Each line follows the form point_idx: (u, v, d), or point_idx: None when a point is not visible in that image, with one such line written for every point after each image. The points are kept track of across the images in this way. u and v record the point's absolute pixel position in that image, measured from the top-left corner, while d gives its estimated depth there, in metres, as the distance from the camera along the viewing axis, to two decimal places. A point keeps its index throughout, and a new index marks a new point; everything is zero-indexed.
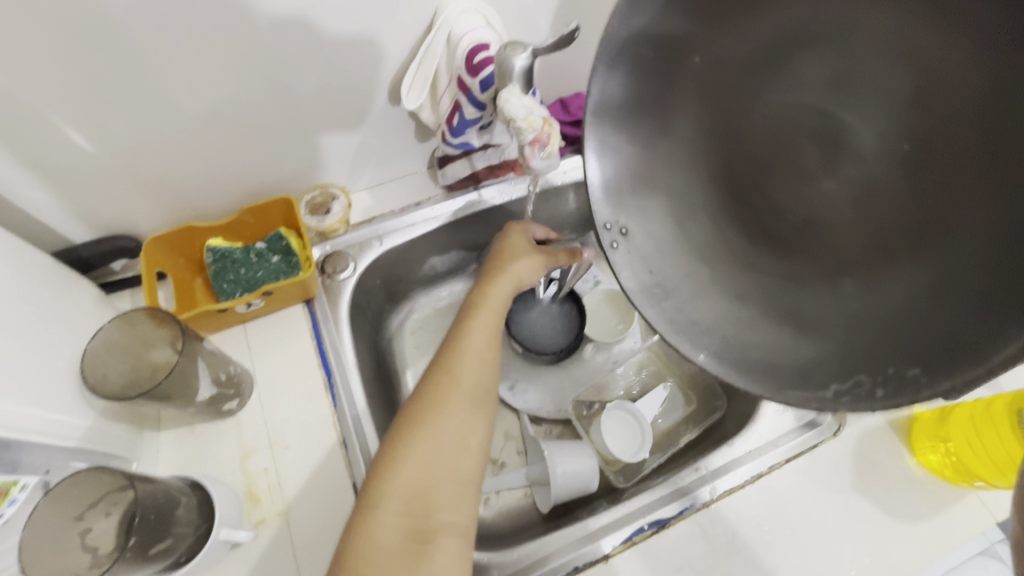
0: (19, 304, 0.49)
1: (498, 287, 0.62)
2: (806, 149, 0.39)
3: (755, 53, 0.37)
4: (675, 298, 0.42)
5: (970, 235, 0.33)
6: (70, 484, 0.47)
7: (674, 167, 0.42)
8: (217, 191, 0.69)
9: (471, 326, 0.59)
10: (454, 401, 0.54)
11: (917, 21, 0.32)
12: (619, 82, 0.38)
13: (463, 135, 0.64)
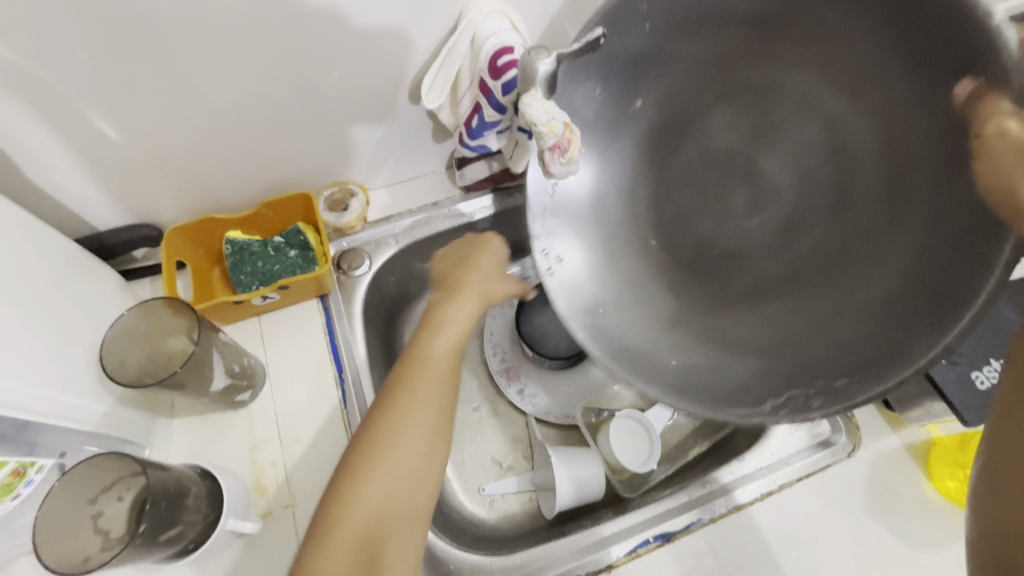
0: (44, 289, 0.51)
1: (461, 297, 0.58)
2: (726, 189, 0.42)
3: (674, 101, 0.43)
4: (609, 324, 0.44)
5: (879, 268, 0.38)
6: (85, 468, 0.48)
7: (604, 202, 0.45)
8: (239, 184, 0.70)
9: (434, 338, 0.56)
10: (403, 430, 0.51)
11: (832, 81, 0.38)
12: (551, 113, 0.43)
13: (481, 137, 0.64)
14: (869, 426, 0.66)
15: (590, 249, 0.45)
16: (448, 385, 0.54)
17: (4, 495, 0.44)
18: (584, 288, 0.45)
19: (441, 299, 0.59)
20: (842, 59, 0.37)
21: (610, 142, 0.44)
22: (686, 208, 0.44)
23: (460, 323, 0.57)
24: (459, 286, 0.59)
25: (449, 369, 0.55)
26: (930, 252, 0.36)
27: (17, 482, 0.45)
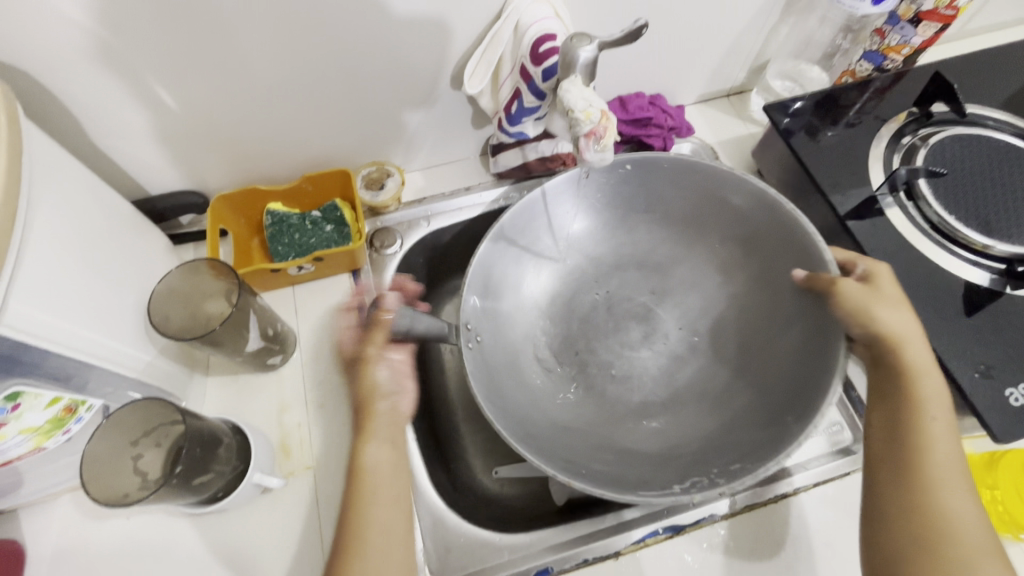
0: (101, 242, 0.54)
1: (383, 405, 0.54)
2: (625, 325, 0.68)
3: (596, 262, 0.70)
4: (509, 401, 0.60)
5: (726, 402, 0.61)
6: (127, 410, 0.52)
7: (531, 315, 0.68)
8: (282, 158, 0.73)
9: (364, 449, 0.52)
10: (374, 432, 0.53)
11: (682, 265, 0.68)
12: (499, 241, 0.63)
13: (520, 123, 0.64)
14: None
15: (536, 353, 0.66)
16: (394, 486, 0.52)
17: (54, 429, 0.49)
18: (518, 383, 0.63)
19: (361, 418, 0.54)
20: (695, 257, 0.68)
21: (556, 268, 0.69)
22: (592, 335, 0.68)
23: (389, 438, 0.53)
24: (373, 401, 0.54)
25: (390, 469, 0.53)
26: (762, 384, 0.60)
27: (68, 419, 0.50)
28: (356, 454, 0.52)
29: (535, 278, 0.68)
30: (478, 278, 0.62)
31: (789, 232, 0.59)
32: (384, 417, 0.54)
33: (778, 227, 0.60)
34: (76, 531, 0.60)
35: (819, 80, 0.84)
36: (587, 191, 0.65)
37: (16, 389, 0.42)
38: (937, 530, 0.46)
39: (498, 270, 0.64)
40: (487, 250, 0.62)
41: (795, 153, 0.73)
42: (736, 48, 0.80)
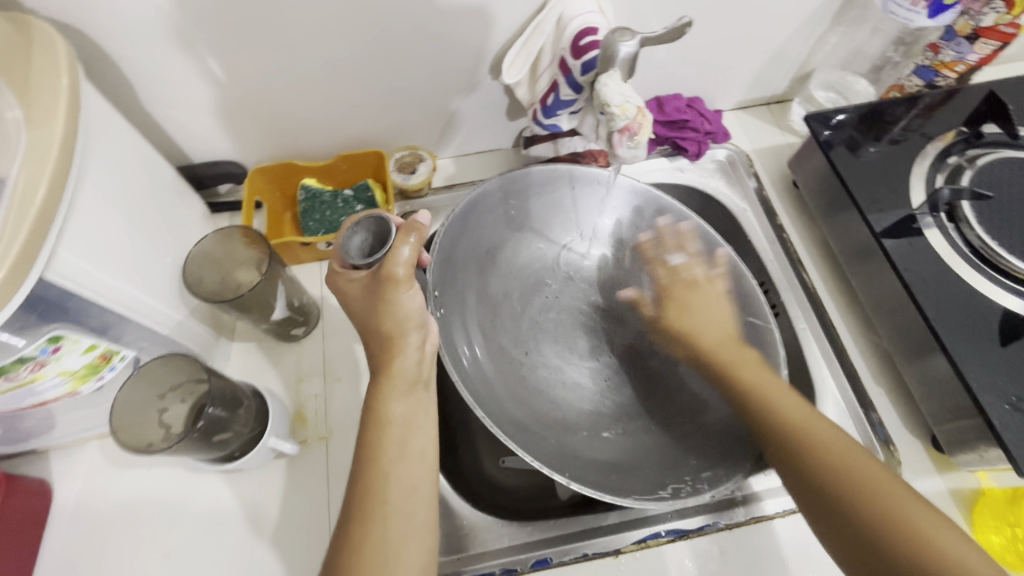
0: (145, 203, 0.56)
1: (411, 339, 0.48)
2: (569, 334, 0.71)
3: (532, 270, 0.73)
4: (471, 386, 0.60)
5: (664, 418, 0.65)
6: (156, 364, 0.54)
7: (479, 303, 0.68)
8: (320, 136, 0.75)
9: (387, 392, 0.47)
10: (403, 376, 0.48)
11: (612, 281, 0.74)
12: (459, 219, 0.64)
13: (554, 116, 0.64)
14: (912, 463, 0.63)
15: (491, 349, 0.66)
16: (420, 440, 0.48)
17: (89, 374, 0.51)
18: (475, 375, 0.62)
19: (383, 357, 0.48)
20: (625, 276, 0.73)
21: (509, 264, 0.72)
22: (542, 339, 0.70)
23: (414, 384, 0.49)
24: (401, 333, 0.48)
25: (420, 416, 0.49)
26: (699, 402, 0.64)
27: (103, 366, 0.52)
28: (378, 401, 0.47)
29: (495, 274, 0.70)
30: (444, 255, 0.62)
31: (710, 245, 0.68)
32: (405, 362, 0.48)
33: (701, 245, 0.69)
34: (101, 476, 0.63)
35: (865, 93, 0.82)
36: (538, 194, 0.71)
37: (55, 333, 0.44)
38: (870, 487, 0.46)
39: (453, 250, 0.64)
40: (453, 227, 0.63)
41: (833, 165, 0.71)
42: (781, 55, 0.79)
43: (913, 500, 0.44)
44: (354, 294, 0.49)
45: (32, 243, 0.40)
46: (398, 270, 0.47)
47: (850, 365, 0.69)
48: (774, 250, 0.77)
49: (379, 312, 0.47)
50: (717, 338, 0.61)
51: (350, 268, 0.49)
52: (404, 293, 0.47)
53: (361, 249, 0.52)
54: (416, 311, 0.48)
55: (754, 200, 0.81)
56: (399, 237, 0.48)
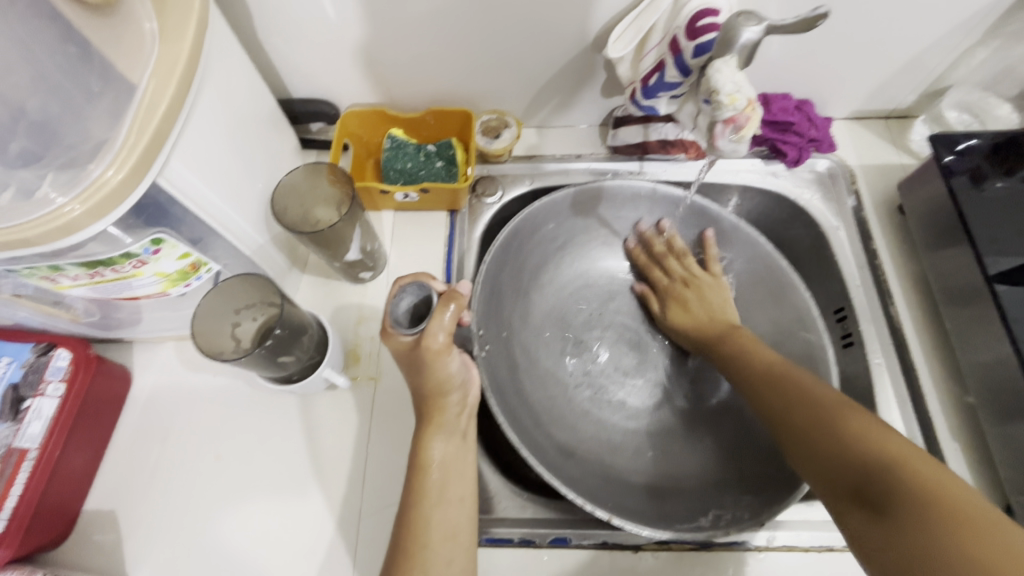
0: (247, 128, 0.59)
1: (451, 395, 0.56)
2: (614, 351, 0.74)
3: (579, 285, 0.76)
4: (514, 409, 0.65)
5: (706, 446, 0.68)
6: (237, 281, 0.58)
7: (524, 322, 0.72)
8: (413, 88, 0.76)
9: (430, 438, 0.54)
10: (446, 424, 0.55)
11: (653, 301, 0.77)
12: (501, 244, 0.67)
13: (654, 97, 0.62)
14: None
15: (533, 371, 0.71)
16: (457, 487, 0.53)
17: (179, 280, 0.55)
18: (519, 397, 0.67)
19: (426, 410, 0.55)
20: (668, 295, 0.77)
21: (553, 283, 0.76)
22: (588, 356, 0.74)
23: (453, 433, 0.55)
24: (442, 390, 0.55)
25: (455, 465, 0.54)
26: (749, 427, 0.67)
27: (191, 274, 0.56)
28: (421, 445, 0.54)
29: (539, 295, 0.75)
30: (489, 280, 0.66)
31: (782, 278, 0.70)
32: (447, 415, 0.55)
33: (760, 264, 0.72)
34: (173, 372, 0.69)
35: (1005, 120, 0.73)
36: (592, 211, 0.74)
37: (159, 237, 0.48)
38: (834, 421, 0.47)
39: (497, 276, 0.68)
40: (500, 250, 0.67)
41: (951, 197, 0.64)
42: (914, 64, 0.71)
43: (913, 447, 0.43)
44: (399, 354, 0.56)
45: (150, 148, 0.43)
46: (439, 335, 0.54)
47: (925, 412, 0.64)
48: (863, 276, 0.72)
49: (421, 376, 0.55)
50: (720, 326, 0.65)
51: (395, 333, 0.56)
52: (443, 359, 0.54)
53: (407, 309, 0.59)
54: (451, 373, 0.55)
55: (850, 219, 0.75)
56: (440, 306, 0.55)
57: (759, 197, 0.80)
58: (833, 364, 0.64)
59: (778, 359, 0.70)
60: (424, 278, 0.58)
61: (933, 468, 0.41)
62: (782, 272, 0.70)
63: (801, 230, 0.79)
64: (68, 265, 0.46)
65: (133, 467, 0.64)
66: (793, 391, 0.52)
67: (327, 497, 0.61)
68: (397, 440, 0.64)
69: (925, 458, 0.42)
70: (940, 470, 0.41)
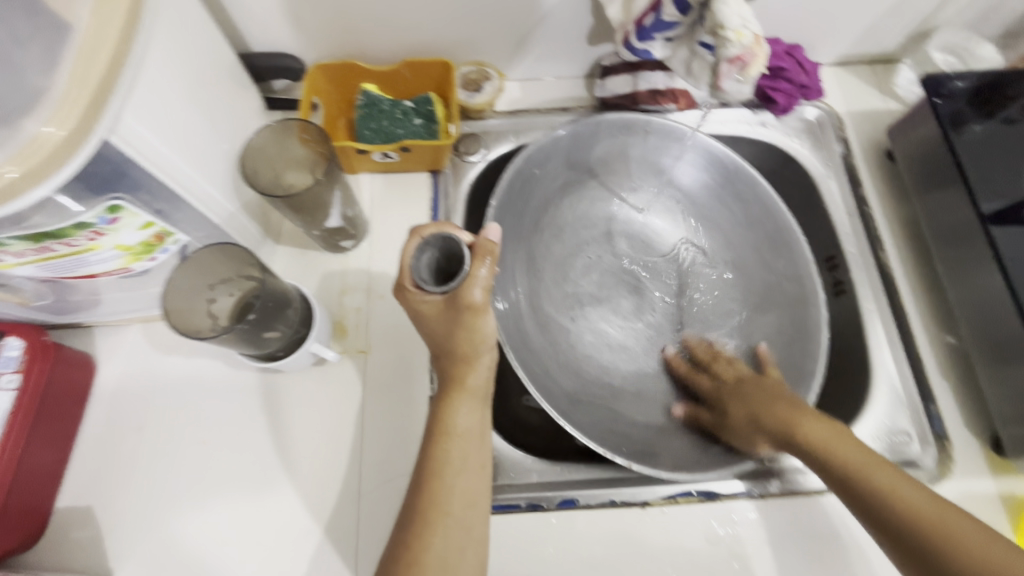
0: (207, 82, 0.53)
1: (484, 358, 0.53)
2: (613, 296, 0.73)
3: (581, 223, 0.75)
4: (525, 357, 0.63)
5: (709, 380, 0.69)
6: (207, 253, 0.53)
7: (528, 263, 0.70)
8: (386, 38, 0.70)
9: (457, 404, 0.52)
10: (471, 389, 0.53)
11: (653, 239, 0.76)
12: (508, 181, 0.63)
13: (649, 40, 0.57)
14: (967, 461, 0.61)
15: (538, 318, 0.69)
16: (479, 451, 0.52)
17: (143, 253, 0.50)
18: (527, 345, 0.65)
19: (454, 373, 0.52)
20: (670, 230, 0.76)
21: (555, 223, 0.73)
22: (587, 304, 0.72)
23: (480, 398, 0.53)
24: (476, 354, 0.52)
25: (479, 432, 0.52)
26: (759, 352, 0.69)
27: (156, 247, 0.50)
28: (446, 413, 0.51)
29: (542, 240, 0.72)
30: (498, 213, 0.63)
31: (779, 221, 0.69)
32: (476, 379, 0.53)
33: (759, 209, 0.71)
34: (142, 356, 0.64)
35: (990, 60, 0.73)
36: (593, 148, 0.71)
37: (116, 205, 0.42)
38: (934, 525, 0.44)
39: (504, 214, 0.64)
40: (502, 200, 0.64)
41: (944, 140, 0.64)
42: (904, 4, 0.70)
43: (933, 500, 0.46)
44: (430, 315, 0.51)
45: (97, 98, 0.37)
46: (475, 293, 0.50)
47: (915, 352, 0.65)
48: (853, 223, 0.72)
49: (457, 337, 0.51)
50: (781, 409, 0.56)
51: (424, 292, 0.51)
52: (482, 317, 0.51)
53: (430, 265, 0.54)
54: (489, 333, 0.52)
55: (839, 166, 0.74)
56: (474, 260, 0.51)
57: (748, 147, 0.79)
58: (824, 307, 0.65)
59: (769, 303, 0.71)
60: (449, 229, 0.54)
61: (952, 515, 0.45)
62: (776, 211, 0.69)
63: (790, 180, 0.79)
64: (12, 239, 0.41)
65: (108, 458, 0.60)
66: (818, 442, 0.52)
67: (324, 477, 0.59)
68: (392, 412, 0.61)
69: (953, 507, 0.45)
70: (953, 511, 0.45)
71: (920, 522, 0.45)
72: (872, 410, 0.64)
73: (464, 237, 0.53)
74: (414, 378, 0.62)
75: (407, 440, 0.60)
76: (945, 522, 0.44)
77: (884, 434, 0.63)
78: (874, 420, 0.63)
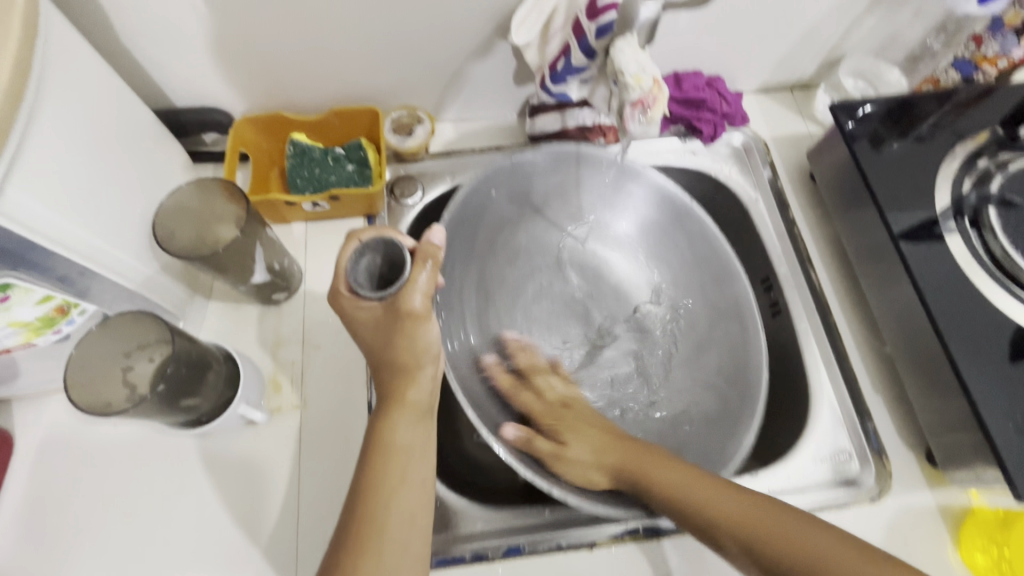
0: (116, 146, 0.52)
1: (426, 369, 0.49)
2: (563, 323, 0.72)
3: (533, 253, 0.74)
4: (469, 385, 0.62)
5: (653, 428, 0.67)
6: (116, 322, 0.51)
7: (478, 288, 0.69)
8: (313, 88, 0.70)
9: (397, 419, 0.48)
10: (413, 403, 0.49)
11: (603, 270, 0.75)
12: (459, 203, 0.63)
13: (563, 83, 0.59)
14: (904, 474, 0.62)
15: (488, 343, 0.68)
16: (421, 466, 0.48)
17: (45, 327, 0.49)
18: (474, 371, 0.65)
19: (395, 387, 0.49)
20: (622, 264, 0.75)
21: (508, 247, 0.72)
22: (536, 330, 0.71)
23: (423, 413, 0.50)
24: (417, 363, 0.49)
25: (422, 447, 0.49)
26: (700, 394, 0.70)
27: (59, 319, 0.50)
28: (386, 428, 0.48)
29: (494, 263, 0.71)
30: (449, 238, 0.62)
31: (722, 258, 0.71)
32: (418, 393, 0.50)
33: (704, 245, 0.72)
34: (64, 427, 0.61)
35: (897, 84, 0.77)
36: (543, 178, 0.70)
37: (5, 282, 0.42)
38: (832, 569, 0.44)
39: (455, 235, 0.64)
40: (454, 216, 0.63)
41: (855, 161, 0.67)
42: (811, 35, 0.73)
43: (733, 496, 0.50)
44: (368, 321, 0.49)
45: None
46: (416, 298, 0.48)
47: (849, 368, 0.67)
48: (783, 244, 0.74)
49: (396, 346, 0.48)
50: (548, 405, 0.63)
51: (362, 298, 0.49)
52: (422, 326, 0.49)
53: (369, 270, 0.52)
54: (431, 344, 0.49)
55: (767, 189, 0.77)
56: (415, 265, 0.49)
57: (681, 175, 0.80)
58: (761, 334, 0.68)
59: (716, 330, 0.72)
60: (389, 234, 0.52)
61: (715, 491, 0.51)
62: (720, 250, 0.71)
63: (723, 205, 0.81)
64: None
65: (26, 541, 0.56)
66: (647, 462, 0.55)
67: (258, 544, 0.56)
68: (331, 467, 0.59)
69: (762, 501, 0.50)
70: (699, 482, 0.52)
71: (755, 537, 0.47)
72: (813, 430, 0.65)
73: (406, 241, 0.51)
74: (354, 431, 0.61)
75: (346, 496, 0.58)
76: (770, 521, 0.48)
77: (826, 453, 0.63)
78: (816, 439, 0.64)
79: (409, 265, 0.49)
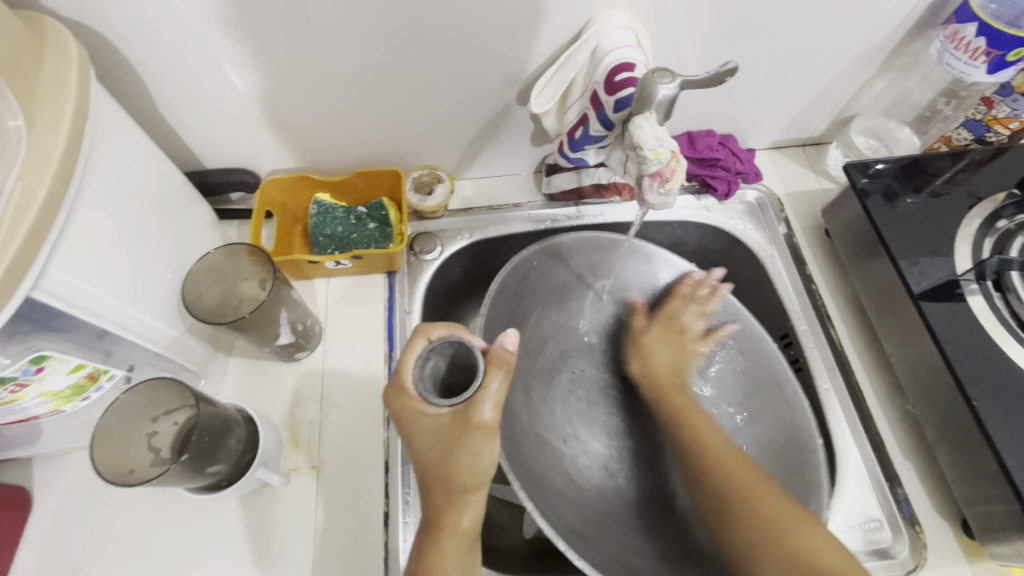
0: (149, 213, 0.54)
1: (481, 493, 0.48)
2: (598, 412, 0.74)
3: (562, 336, 0.75)
4: (530, 484, 0.59)
5: None
6: (143, 392, 0.52)
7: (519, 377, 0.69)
8: (339, 152, 0.73)
9: (448, 550, 0.47)
10: (458, 533, 0.47)
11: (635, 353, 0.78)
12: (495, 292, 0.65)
13: (581, 150, 0.63)
14: (939, 546, 0.59)
15: (534, 439, 0.66)
16: None
17: (74, 395, 0.50)
18: (529, 471, 0.61)
19: (439, 513, 0.47)
20: None
21: (536, 334, 0.73)
22: (574, 420, 0.73)
23: (467, 545, 0.48)
24: (476, 483, 0.47)
25: None
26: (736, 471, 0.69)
27: (88, 386, 0.51)
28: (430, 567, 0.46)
29: (529, 348, 0.71)
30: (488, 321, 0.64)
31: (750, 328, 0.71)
32: (470, 521, 0.48)
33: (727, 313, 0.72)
34: (81, 486, 0.61)
35: (908, 143, 0.78)
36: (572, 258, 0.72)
37: (42, 354, 0.43)
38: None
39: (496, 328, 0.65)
40: (494, 298, 0.65)
41: (869, 217, 0.67)
42: (822, 97, 0.75)
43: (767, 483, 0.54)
44: (430, 429, 0.47)
45: (19, 261, 0.38)
46: (484, 411, 0.46)
47: (875, 432, 0.65)
48: (802, 301, 0.73)
49: (456, 460, 0.46)
50: (668, 374, 0.69)
51: (430, 405, 0.48)
52: (490, 442, 0.46)
53: (432, 374, 0.52)
54: (492, 462, 0.47)
55: (783, 245, 0.77)
56: (489, 370, 0.48)
57: (696, 231, 0.81)
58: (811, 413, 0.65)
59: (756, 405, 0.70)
60: (460, 333, 0.52)
61: (755, 481, 0.55)
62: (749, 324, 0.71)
63: (739, 259, 0.81)
64: None
65: None
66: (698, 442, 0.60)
67: None
68: (347, 533, 0.58)
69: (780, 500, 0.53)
70: (746, 472, 0.56)
71: (764, 521, 0.51)
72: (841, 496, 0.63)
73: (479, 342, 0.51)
74: (371, 494, 0.60)
75: (361, 565, 0.57)
76: (797, 527, 0.50)
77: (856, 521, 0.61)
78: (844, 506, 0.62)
79: (479, 371, 0.48)
